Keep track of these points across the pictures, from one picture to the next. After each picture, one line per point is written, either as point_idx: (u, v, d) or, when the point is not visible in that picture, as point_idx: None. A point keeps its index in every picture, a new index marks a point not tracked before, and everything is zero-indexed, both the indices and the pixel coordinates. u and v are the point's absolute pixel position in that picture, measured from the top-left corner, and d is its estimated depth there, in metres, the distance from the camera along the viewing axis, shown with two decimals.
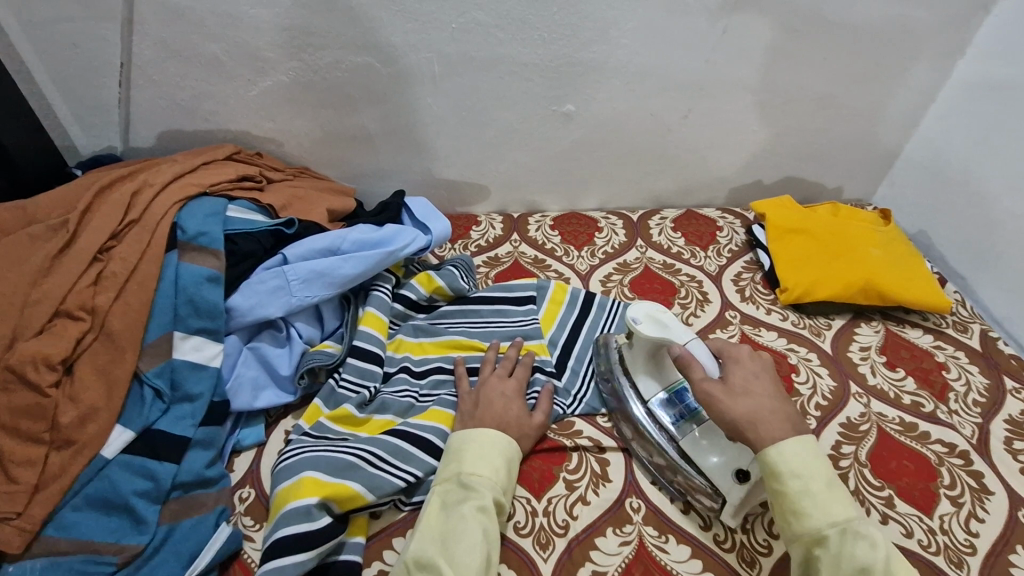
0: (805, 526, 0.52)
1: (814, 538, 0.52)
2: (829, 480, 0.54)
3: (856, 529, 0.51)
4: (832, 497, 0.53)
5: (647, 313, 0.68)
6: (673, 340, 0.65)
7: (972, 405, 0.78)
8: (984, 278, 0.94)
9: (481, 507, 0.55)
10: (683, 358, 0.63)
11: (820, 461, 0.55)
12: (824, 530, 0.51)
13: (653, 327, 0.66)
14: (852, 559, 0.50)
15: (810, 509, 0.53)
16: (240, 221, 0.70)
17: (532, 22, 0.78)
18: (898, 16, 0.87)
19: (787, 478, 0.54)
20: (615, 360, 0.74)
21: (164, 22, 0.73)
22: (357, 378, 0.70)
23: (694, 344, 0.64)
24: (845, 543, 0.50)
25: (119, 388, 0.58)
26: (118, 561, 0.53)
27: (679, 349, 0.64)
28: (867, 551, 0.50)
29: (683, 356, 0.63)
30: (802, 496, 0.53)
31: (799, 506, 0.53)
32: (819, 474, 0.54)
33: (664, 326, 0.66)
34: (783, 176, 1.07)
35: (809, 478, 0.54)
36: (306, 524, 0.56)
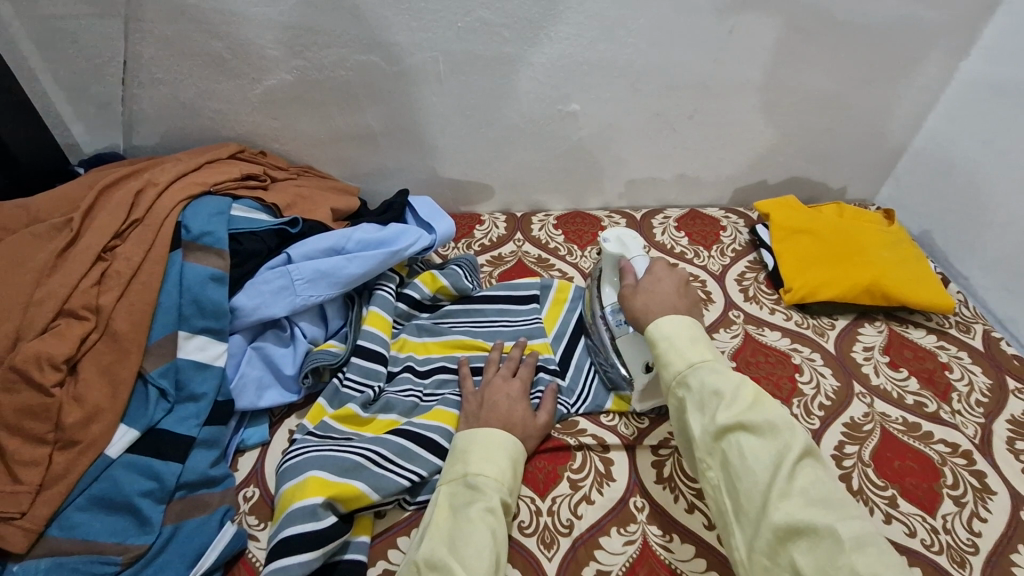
0: (669, 372, 0.58)
1: (677, 380, 0.57)
2: (691, 332, 0.59)
3: (711, 363, 0.56)
4: (691, 343, 0.58)
5: (615, 233, 0.74)
6: (626, 256, 0.73)
7: (975, 405, 0.78)
8: (988, 278, 0.94)
9: (487, 507, 0.55)
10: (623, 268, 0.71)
11: (687, 322, 0.60)
12: (682, 370, 0.56)
13: (614, 245, 0.74)
14: (705, 384, 0.55)
15: (673, 357, 0.58)
16: (244, 221, 0.70)
17: (538, 21, 0.78)
18: (903, 16, 0.87)
19: (656, 337, 0.60)
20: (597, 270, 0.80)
21: (168, 21, 0.73)
22: (362, 378, 0.70)
23: (638, 260, 0.71)
24: (699, 374, 0.55)
25: (124, 388, 0.58)
26: (123, 561, 0.53)
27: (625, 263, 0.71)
28: (717, 376, 0.55)
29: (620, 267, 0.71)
30: (665, 348, 0.59)
31: (665, 359, 0.58)
32: (682, 327, 0.59)
33: (625, 246, 0.73)
34: (787, 176, 1.07)
35: (672, 331, 0.59)
36: (312, 524, 0.56)
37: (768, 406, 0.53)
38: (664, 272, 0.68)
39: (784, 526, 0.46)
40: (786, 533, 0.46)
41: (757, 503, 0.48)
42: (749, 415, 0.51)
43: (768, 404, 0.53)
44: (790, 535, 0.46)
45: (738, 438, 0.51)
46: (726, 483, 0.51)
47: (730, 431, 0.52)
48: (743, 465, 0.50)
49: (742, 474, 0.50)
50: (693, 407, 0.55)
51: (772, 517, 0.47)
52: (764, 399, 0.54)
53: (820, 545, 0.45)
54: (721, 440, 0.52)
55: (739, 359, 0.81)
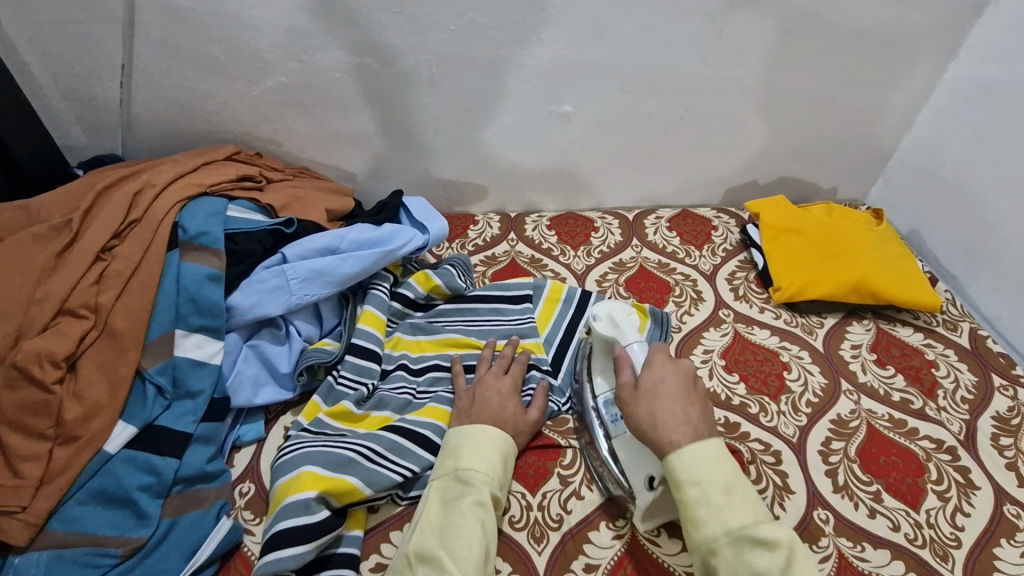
0: (702, 536, 0.51)
1: (710, 548, 0.50)
2: (726, 483, 0.52)
3: (752, 533, 0.49)
4: (728, 503, 0.51)
5: (605, 311, 0.70)
6: (620, 341, 0.67)
7: (960, 402, 0.79)
8: (975, 276, 0.96)
9: (478, 501, 0.57)
10: (619, 358, 0.65)
11: (721, 467, 0.53)
12: (717, 539, 0.50)
13: (607, 327, 0.69)
14: (749, 568, 0.48)
15: (706, 518, 0.51)
16: (241, 221, 0.72)
17: (530, 24, 0.79)
18: (892, 18, 0.88)
19: (685, 486, 0.53)
20: (585, 355, 0.75)
21: (165, 24, 0.74)
22: (355, 375, 0.71)
23: (634, 346, 0.66)
24: (741, 550, 0.49)
25: (122, 385, 0.59)
26: (122, 553, 0.54)
27: (621, 350, 0.66)
28: (762, 556, 0.48)
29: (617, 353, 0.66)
30: (698, 505, 0.52)
31: (695, 516, 0.52)
32: (716, 478, 0.52)
33: (617, 327, 0.69)
34: (778, 176, 1.09)
35: (703, 481, 0.52)
36: (305, 517, 0.57)
37: None
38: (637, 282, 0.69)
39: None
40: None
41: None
42: None
43: None
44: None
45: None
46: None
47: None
48: None
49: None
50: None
51: None
52: None
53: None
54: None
55: (729, 357, 0.82)
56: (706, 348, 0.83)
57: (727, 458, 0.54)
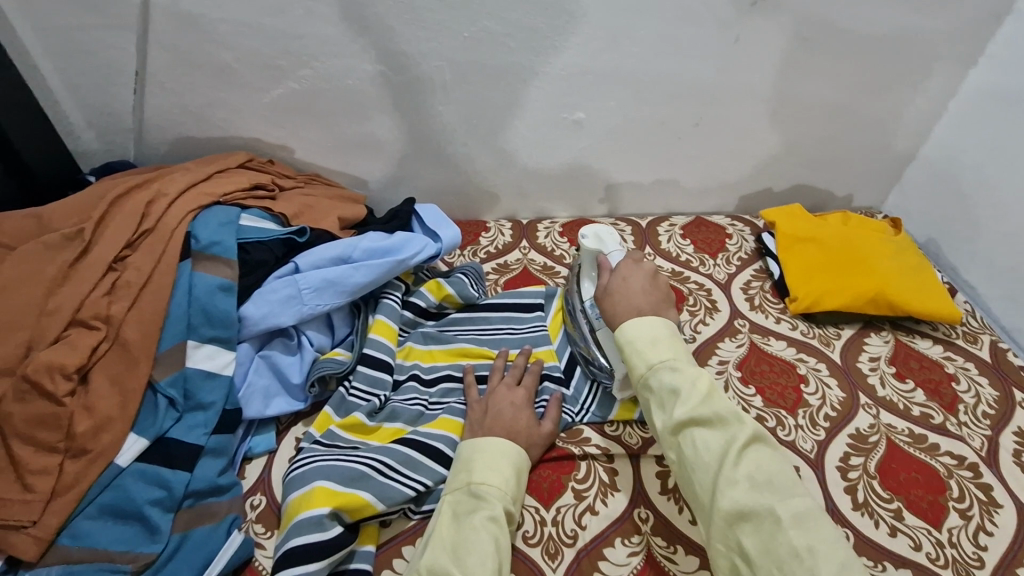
0: (632, 371, 0.60)
1: (638, 378, 0.59)
2: (652, 329, 0.61)
3: (668, 361, 0.58)
4: (652, 343, 0.60)
5: (593, 229, 0.77)
6: (603, 252, 0.75)
7: (981, 417, 0.77)
8: (995, 288, 0.94)
9: (491, 516, 0.56)
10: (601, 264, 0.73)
11: (650, 320, 0.62)
12: (642, 370, 0.59)
13: (593, 242, 0.76)
14: (663, 383, 0.57)
15: (634, 356, 0.60)
16: (253, 230, 0.71)
17: (544, 31, 0.78)
18: (911, 25, 0.87)
19: (620, 340, 0.62)
20: (575, 266, 0.82)
21: (178, 31, 0.74)
22: (368, 387, 0.70)
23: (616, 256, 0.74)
24: (659, 373, 0.58)
25: (134, 397, 0.59)
26: (132, 570, 0.54)
27: (603, 258, 0.73)
28: (674, 373, 0.57)
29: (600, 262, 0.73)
30: (628, 349, 0.61)
31: (627, 357, 0.61)
32: (644, 328, 0.61)
33: (602, 242, 0.76)
34: (793, 183, 1.07)
35: (632, 330, 0.61)
36: (318, 533, 0.56)
37: (722, 402, 0.55)
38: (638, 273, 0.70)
39: (732, 513, 0.49)
40: (734, 519, 0.49)
41: (708, 491, 0.51)
42: (701, 410, 0.54)
43: (721, 400, 0.55)
44: (737, 520, 0.49)
45: (692, 433, 0.54)
46: (683, 473, 0.54)
47: (685, 426, 0.54)
48: (696, 457, 0.53)
49: (694, 465, 0.53)
50: (654, 405, 0.57)
51: (721, 507, 0.50)
52: (720, 394, 0.56)
53: (764, 528, 0.48)
54: (678, 435, 0.55)
55: (744, 369, 0.81)
56: (721, 359, 0.82)
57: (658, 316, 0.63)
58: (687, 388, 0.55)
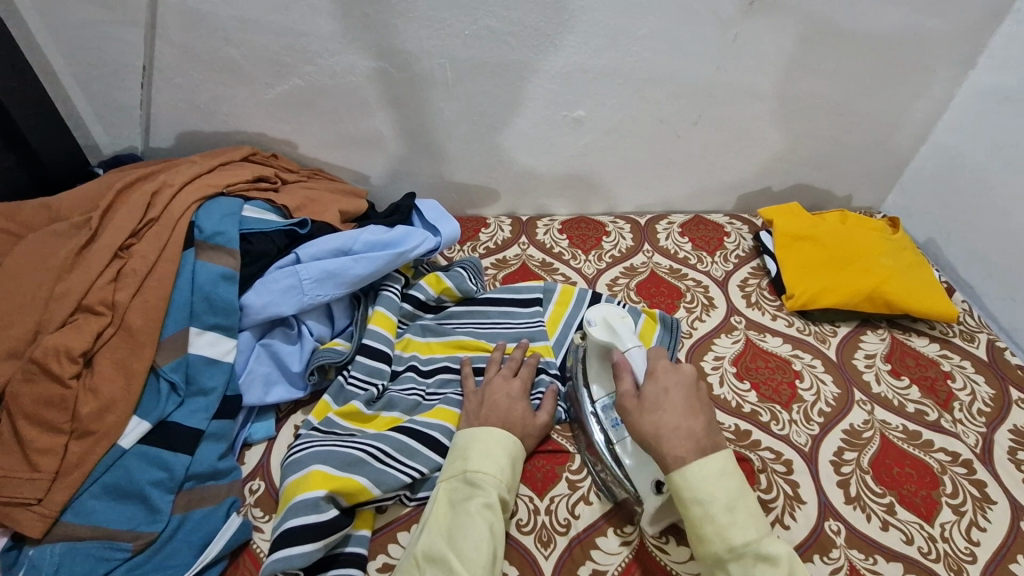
0: (707, 549, 0.52)
1: (716, 561, 0.51)
2: (730, 498, 0.52)
3: (757, 548, 0.50)
4: (732, 520, 0.51)
5: (601, 316, 0.69)
6: (618, 346, 0.66)
7: (977, 415, 0.78)
8: (993, 287, 0.94)
9: (486, 503, 0.57)
10: (618, 363, 0.64)
11: (726, 483, 0.52)
12: (722, 555, 0.51)
13: (602, 331, 0.68)
14: None
15: (710, 535, 0.51)
16: (255, 221, 0.72)
17: (544, 29, 0.80)
18: (910, 25, 0.87)
19: (688, 501, 0.53)
20: (577, 361, 0.75)
21: (186, 28, 0.76)
22: (366, 376, 0.71)
23: (631, 349, 0.65)
24: (745, 568, 0.50)
25: (138, 381, 0.60)
26: (134, 548, 0.55)
27: (619, 355, 0.65)
28: (766, 572, 0.49)
29: (616, 360, 0.65)
30: (703, 522, 0.52)
31: (700, 531, 0.52)
32: (719, 495, 0.52)
33: (614, 332, 0.67)
34: (792, 182, 1.08)
35: (706, 496, 0.52)
36: (314, 516, 0.57)
37: None
38: None
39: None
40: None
41: None
42: None
43: None
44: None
45: None
46: None
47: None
48: None
49: None
50: None
51: None
52: None
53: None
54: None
55: (740, 364, 0.81)
56: (716, 355, 0.82)
57: (731, 474, 0.53)
58: None
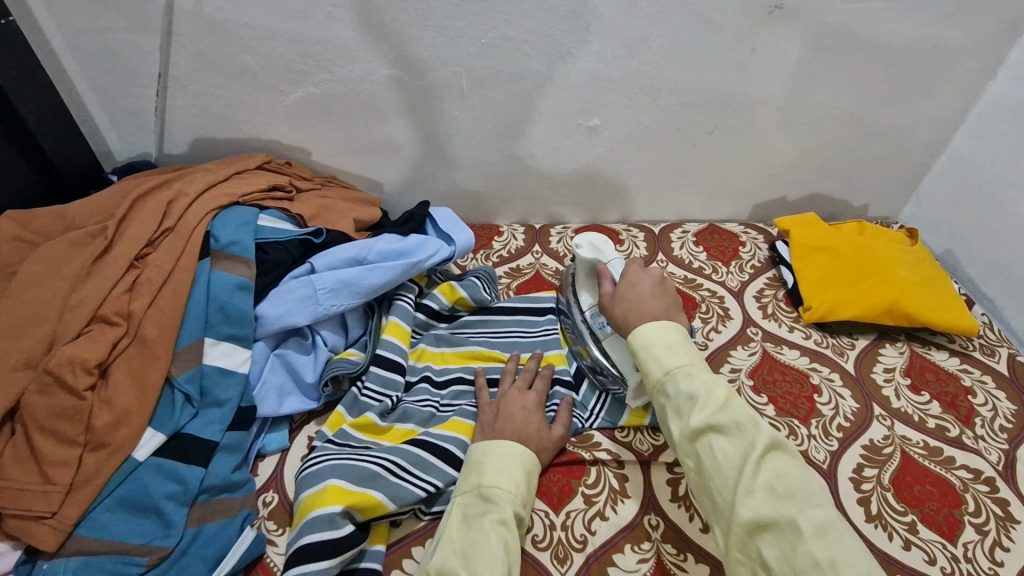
0: (648, 378, 0.59)
1: (655, 385, 0.58)
2: (667, 336, 0.60)
3: (686, 366, 0.57)
4: (667, 350, 0.59)
5: (587, 239, 0.77)
6: (601, 260, 0.75)
7: (998, 431, 0.76)
8: (1015, 301, 0.93)
9: (501, 519, 0.56)
10: (600, 273, 0.73)
11: (666, 325, 0.61)
12: (659, 376, 0.58)
13: (589, 251, 0.76)
14: (679, 388, 0.56)
15: (650, 363, 0.59)
16: (271, 230, 0.72)
17: (560, 38, 0.79)
18: (930, 35, 0.86)
19: (635, 346, 0.61)
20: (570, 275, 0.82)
21: (202, 36, 0.75)
22: (380, 387, 0.71)
23: (613, 263, 0.74)
24: (676, 380, 0.56)
25: (152, 392, 0.60)
26: (148, 563, 0.55)
27: (602, 266, 0.74)
28: (692, 379, 0.56)
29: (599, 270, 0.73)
30: (644, 356, 0.60)
31: (642, 363, 0.60)
32: (658, 332, 0.60)
33: (598, 250, 0.76)
34: (808, 193, 1.07)
35: (648, 336, 0.60)
36: (330, 532, 0.57)
37: (739, 408, 0.54)
38: (649, 286, 0.68)
39: (751, 522, 0.48)
40: (753, 528, 0.48)
41: (727, 499, 0.50)
42: (719, 416, 0.53)
43: (738, 406, 0.54)
44: (757, 529, 0.48)
45: (710, 441, 0.53)
46: (701, 483, 0.53)
47: (703, 433, 0.53)
48: (715, 464, 0.52)
49: (713, 474, 0.51)
50: (670, 412, 0.56)
51: (740, 514, 0.48)
52: (737, 400, 0.55)
53: (784, 538, 0.47)
54: (696, 441, 0.53)
55: (757, 377, 0.80)
56: (733, 366, 0.81)
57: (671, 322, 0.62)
58: (705, 394, 0.54)
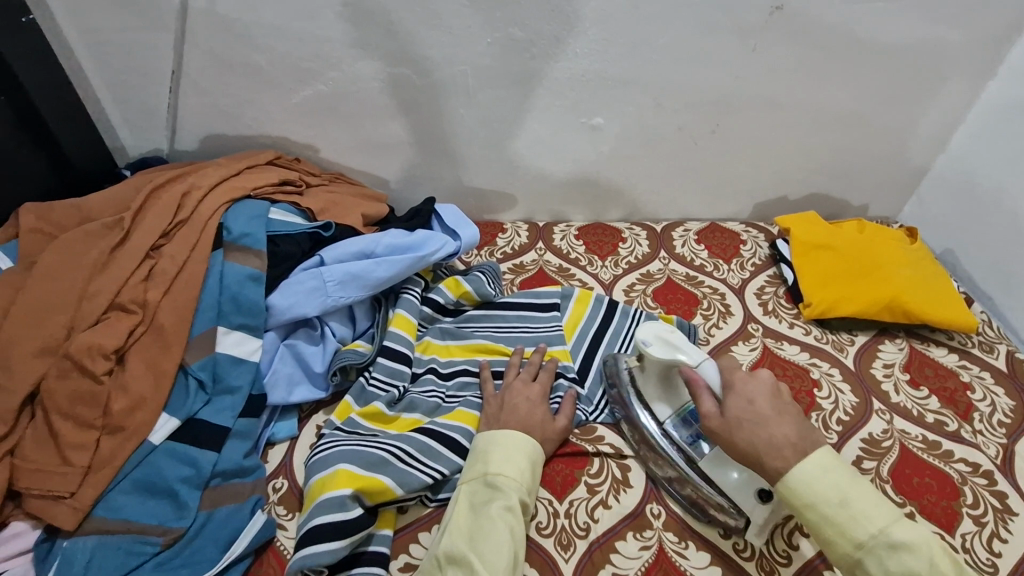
0: (837, 551, 0.52)
1: (850, 562, 0.51)
2: (844, 495, 0.52)
3: (889, 539, 0.50)
4: (850, 515, 0.51)
5: (655, 335, 0.66)
6: (683, 363, 0.64)
7: (997, 426, 0.77)
8: (1013, 299, 0.94)
9: (507, 506, 0.57)
10: (691, 381, 0.62)
11: (837, 479, 0.53)
12: (855, 554, 0.50)
13: (662, 350, 0.65)
14: (892, 574, 0.49)
15: (837, 536, 0.51)
16: (281, 223, 0.73)
17: (564, 38, 0.81)
18: (928, 36, 0.87)
19: (802, 508, 0.53)
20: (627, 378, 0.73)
21: (215, 34, 0.77)
22: (387, 378, 0.72)
23: (699, 364, 0.63)
24: (879, 559, 0.50)
25: (167, 379, 0.61)
26: (163, 542, 0.56)
27: (689, 373, 0.62)
28: (903, 560, 0.49)
29: (688, 377, 0.62)
30: (824, 526, 0.52)
31: (825, 535, 0.52)
32: (831, 492, 0.52)
33: (674, 348, 0.65)
34: (808, 192, 1.08)
35: (817, 497, 0.52)
36: (341, 514, 0.58)
37: None
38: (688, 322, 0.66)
39: None
40: None
41: None
42: None
43: None
44: None
45: None
46: None
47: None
48: None
49: None
50: None
51: None
52: (955, 569, 0.49)
53: None
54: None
55: None
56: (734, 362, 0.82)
57: (832, 464, 0.53)
58: None
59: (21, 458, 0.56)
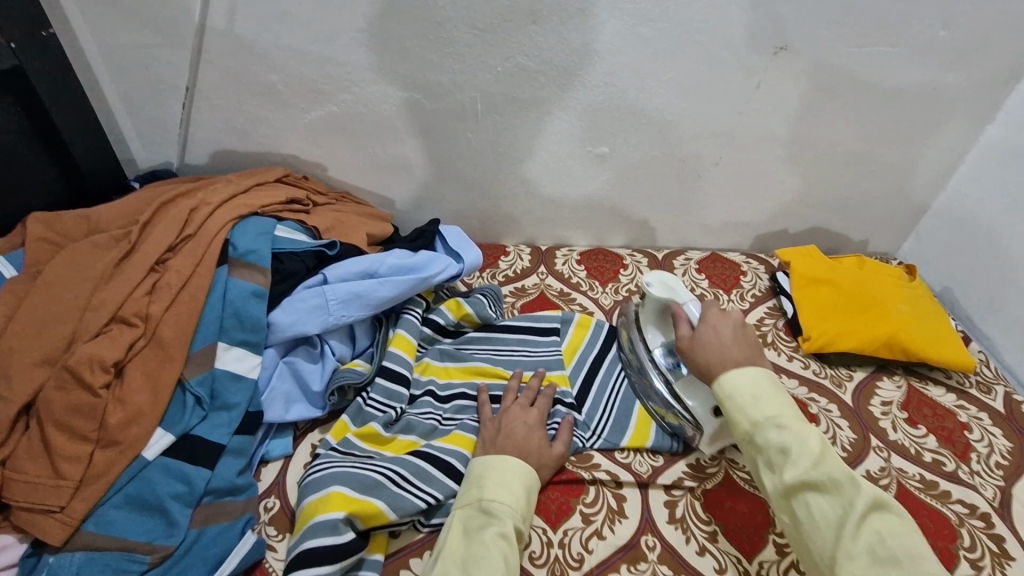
0: (736, 428, 0.60)
1: (744, 437, 0.59)
2: (755, 386, 0.60)
3: (777, 419, 0.57)
4: (756, 402, 0.59)
5: (659, 277, 0.76)
6: (676, 300, 0.73)
7: (994, 468, 0.77)
8: (1011, 340, 0.94)
9: (501, 533, 0.56)
10: (676, 314, 0.71)
11: (753, 376, 0.61)
12: (747, 428, 0.59)
13: (661, 290, 0.74)
14: (770, 442, 0.57)
15: (737, 414, 0.60)
16: (287, 240, 0.74)
17: (573, 69, 0.83)
18: (929, 80, 0.89)
19: (721, 396, 0.61)
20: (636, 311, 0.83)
21: (231, 53, 0.79)
22: (385, 399, 0.72)
23: (688, 303, 0.72)
24: (765, 433, 0.57)
25: (165, 393, 0.61)
26: (150, 561, 0.55)
27: (677, 309, 0.72)
28: (781, 433, 0.56)
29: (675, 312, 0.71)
30: (732, 408, 0.60)
31: (729, 414, 0.61)
32: (745, 384, 0.60)
33: (672, 290, 0.74)
34: (809, 226, 1.10)
35: (731, 385, 0.61)
36: (332, 538, 0.57)
37: (834, 464, 0.55)
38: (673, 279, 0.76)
39: None
40: None
41: (827, 562, 0.52)
42: (814, 474, 0.54)
43: (833, 461, 0.55)
44: None
45: (807, 498, 0.54)
46: (799, 539, 0.55)
47: (798, 491, 0.54)
48: (812, 523, 0.53)
49: (811, 532, 0.53)
50: (764, 466, 0.57)
51: None
52: (830, 454, 0.56)
53: None
54: (790, 497, 0.55)
55: None
56: None
57: (761, 373, 0.61)
58: (798, 449, 0.55)
59: (13, 469, 0.55)
